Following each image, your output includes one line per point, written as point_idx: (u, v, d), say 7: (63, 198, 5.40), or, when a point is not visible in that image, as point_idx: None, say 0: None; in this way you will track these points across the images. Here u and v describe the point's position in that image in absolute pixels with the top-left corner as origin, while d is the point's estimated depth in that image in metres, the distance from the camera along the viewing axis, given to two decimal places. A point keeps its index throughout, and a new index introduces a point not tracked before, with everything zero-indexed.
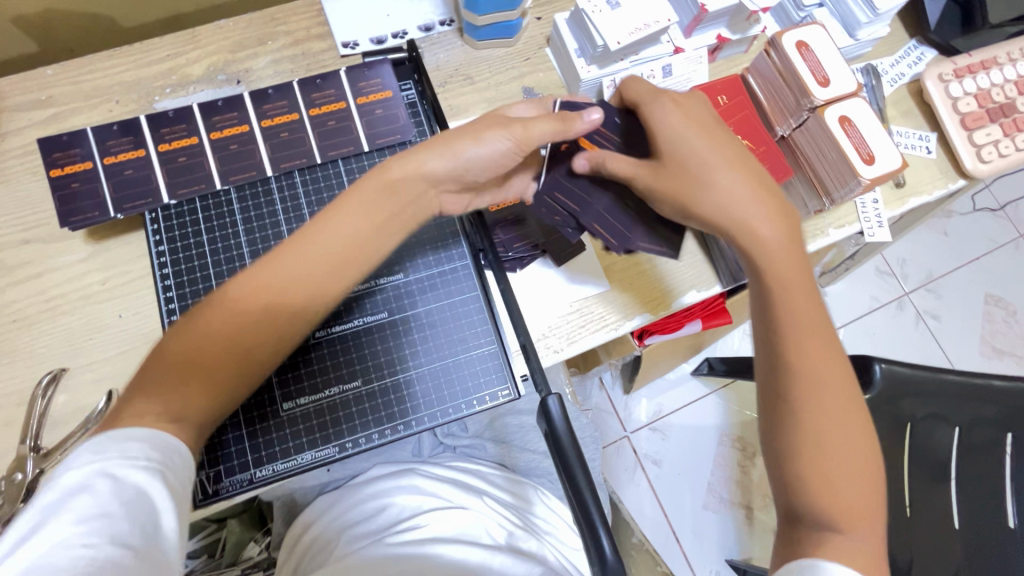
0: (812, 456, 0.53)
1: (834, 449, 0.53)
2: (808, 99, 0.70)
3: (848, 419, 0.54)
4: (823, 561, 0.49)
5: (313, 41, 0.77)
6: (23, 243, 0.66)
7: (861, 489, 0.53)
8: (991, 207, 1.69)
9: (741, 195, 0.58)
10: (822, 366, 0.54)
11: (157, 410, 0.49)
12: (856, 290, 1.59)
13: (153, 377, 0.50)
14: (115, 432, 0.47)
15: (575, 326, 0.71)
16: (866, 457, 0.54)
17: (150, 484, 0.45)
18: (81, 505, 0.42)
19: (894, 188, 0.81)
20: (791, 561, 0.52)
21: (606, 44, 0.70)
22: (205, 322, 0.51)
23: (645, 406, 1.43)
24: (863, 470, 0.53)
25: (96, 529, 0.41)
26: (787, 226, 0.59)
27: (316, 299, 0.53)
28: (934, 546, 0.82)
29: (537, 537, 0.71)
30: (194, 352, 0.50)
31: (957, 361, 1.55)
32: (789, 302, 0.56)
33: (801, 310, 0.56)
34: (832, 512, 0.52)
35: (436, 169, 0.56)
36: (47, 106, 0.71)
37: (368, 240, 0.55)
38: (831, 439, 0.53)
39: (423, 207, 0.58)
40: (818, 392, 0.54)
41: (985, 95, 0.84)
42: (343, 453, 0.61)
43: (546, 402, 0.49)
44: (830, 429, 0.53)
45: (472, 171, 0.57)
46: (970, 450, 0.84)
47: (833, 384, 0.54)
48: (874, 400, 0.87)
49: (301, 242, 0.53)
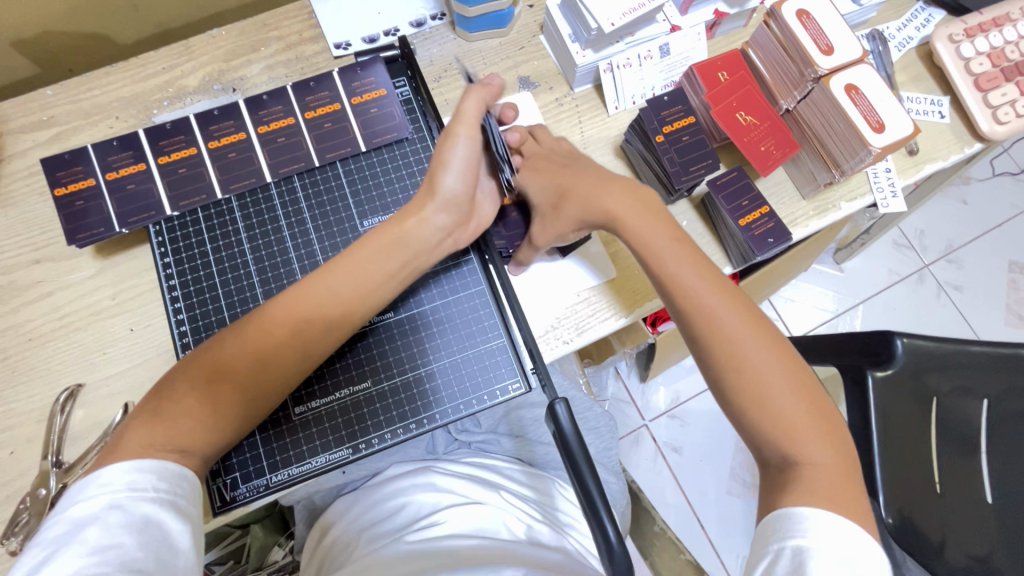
0: (751, 406, 0.55)
1: (761, 373, 0.55)
2: (812, 68, 0.68)
3: (775, 357, 0.56)
4: (796, 509, 0.50)
5: (305, 45, 0.77)
6: (35, 262, 0.67)
7: (806, 409, 0.54)
8: (1012, 171, 1.64)
9: (611, 191, 0.64)
10: (740, 329, 0.56)
11: (160, 440, 0.49)
12: (874, 265, 1.55)
13: (165, 410, 0.50)
14: (121, 461, 0.47)
15: (582, 317, 0.70)
16: (794, 369, 0.56)
17: (158, 515, 0.46)
18: (93, 536, 0.43)
19: (906, 155, 0.79)
20: (768, 514, 0.53)
21: (599, 26, 0.69)
22: (217, 355, 0.52)
23: (663, 394, 1.42)
24: (797, 385, 0.55)
25: (109, 558, 0.43)
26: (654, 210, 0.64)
27: (317, 329, 0.54)
28: (972, 527, 0.78)
29: (559, 532, 0.71)
30: (207, 387, 0.51)
31: (982, 331, 1.51)
32: (675, 270, 0.60)
33: (705, 298, 0.58)
34: (779, 441, 0.54)
35: (435, 212, 0.58)
36: (50, 126, 0.71)
37: (385, 284, 0.57)
38: (765, 388, 0.54)
39: (428, 253, 0.59)
40: (723, 330, 0.56)
41: (999, 54, 0.81)
42: (356, 454, 0.61)
43: (555, 406, 0.48)
44: (752, 358, 0.55)
45: (465, 194, 0.60)
46: (1003, 420, 0.81)
47: (754, 341, 0.56)
48: (897, 375, 0.84)
49: (320, 274, 0.55)
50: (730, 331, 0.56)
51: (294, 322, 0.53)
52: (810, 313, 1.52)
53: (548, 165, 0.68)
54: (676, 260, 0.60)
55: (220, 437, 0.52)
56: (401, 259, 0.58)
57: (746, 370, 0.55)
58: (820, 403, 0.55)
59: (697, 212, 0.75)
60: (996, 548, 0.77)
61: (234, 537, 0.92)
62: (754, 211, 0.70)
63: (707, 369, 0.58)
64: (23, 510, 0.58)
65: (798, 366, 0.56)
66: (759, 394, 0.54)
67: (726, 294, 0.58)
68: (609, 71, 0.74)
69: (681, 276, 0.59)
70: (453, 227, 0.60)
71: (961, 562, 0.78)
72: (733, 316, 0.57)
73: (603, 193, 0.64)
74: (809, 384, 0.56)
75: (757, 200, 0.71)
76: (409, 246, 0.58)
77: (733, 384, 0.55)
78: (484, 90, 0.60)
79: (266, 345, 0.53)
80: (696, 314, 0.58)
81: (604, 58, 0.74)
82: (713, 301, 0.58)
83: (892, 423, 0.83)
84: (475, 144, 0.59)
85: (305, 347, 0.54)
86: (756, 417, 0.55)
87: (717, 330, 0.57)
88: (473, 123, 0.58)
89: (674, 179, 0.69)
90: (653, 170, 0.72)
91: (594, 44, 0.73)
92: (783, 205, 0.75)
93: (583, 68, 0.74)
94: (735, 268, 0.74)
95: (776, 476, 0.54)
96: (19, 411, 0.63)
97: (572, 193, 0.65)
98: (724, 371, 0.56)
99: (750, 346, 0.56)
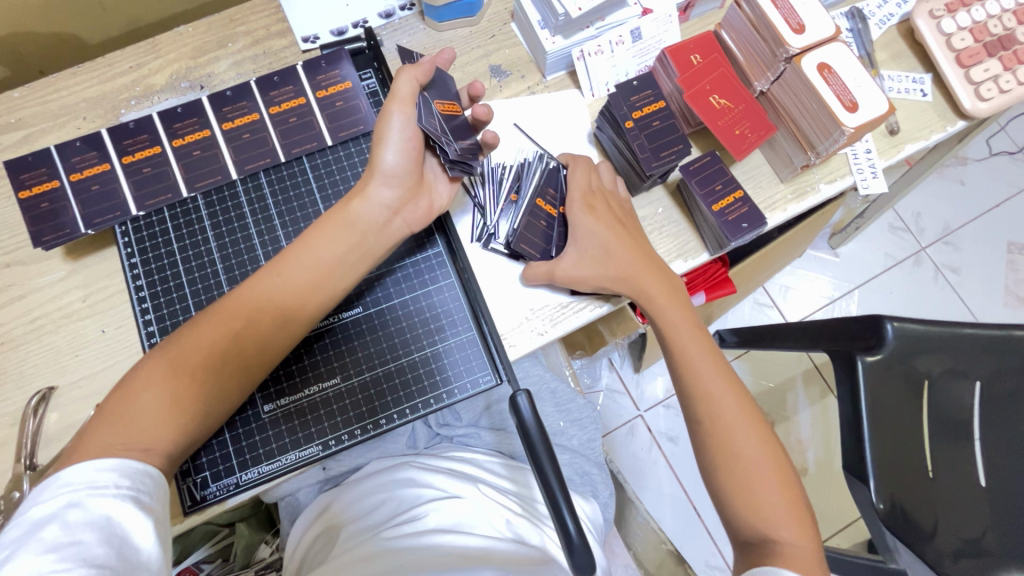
0: (737, 492, 0.58)
1: (747, 458, 0.59)
2: (783, 48, 0.66)
3: (765, 446, 0.59)
4: (781, 569, 0.52)
5: (273, 39, 0.76)
6: (5, 266, 0.67)
7: (784, 497, 0.57)
8: (1009, 150, 1.61)
9: (636, 265, 0.65)
10: (740, 422, 0.60)
11: (119, 440, 0.49)
12: (869, 249, 1.53)
13: (124, 406, 0.50)
14: (84, 460, 0.47)
15: (556, 308, 0.69)
16: (778, 460, 0.59)
17: (120, 512, 0.46)
18: (51, 535, 0.44)
19: (887, 135, 0.77)
20: (746, 569, 0.55)
21: (567, 11, 0.68)
22: (172, 350, 0.52)
23: (662, 383, 1.41)
24: (781, 476, 0.58)
25: (70, 555, 0.43)
26: (674, 287, 0.66)
27: (277, 320, 0.55)
28: (962, 507, 0.78)
29: (538, 526, 0.70)
30: (166, 382, 0.51)
31: (979, 313, 1.49)
32: (684, 350, 0.64)
33: (713, 386, 0.62)
34: (757, 526, 0.57)
35: (379, 189, 0.59)
36: (17, 128, 0.71)
37: (336, 264, 0.58)
38: (752, 477, 0.58)
39: (380, 233, 0.60)
40: (720, 409, 0.60)
41: (982, 28, 0.79)
42: (327, 451, 0.61)
43: (517, 398, 0.48)
44: (743, 442, 0.59)
45: (407, 168, 0.60)
46: (992, 402, 0.80)
47: (751, 433, 0.60)
48: (886, 360, 0.81)
49: (276, 267, 0.56)
50: (730, 421, 0.60)
51: (250, 314, 0.54)
52: (807, 299, 1.50)
53: (603, 210, 0.67)
54: (692, 349, 0.64)
55: (184, 433, 0.52)
56: (352, 240, 0.58)
57: (733, 451, 0.59)
58: (801, 500, 0.58)
59: (671, 198, 0.74)
60: (988, 530, 0.77)
61: (221, 535, 0.92)
62: (728, 195, 0.69)
63: (701, 448, 0.61)
64: None
65: (785, 464, 0.60)
66: (746, 482, 0.58)
67: (734, 387, 0.62)
68: (582, 59, 0.74)
69: (695, 362, 0.63)
70: (399, 204, 0.60)
71: (952, 546, 0.77)
72: (735, 408, 0.61)
73: (637, 272, 0.65)
74: (793, 482, 0.59)
75: (731, 183, 0.70)
76: (359, 226, 0.59)
77: (723, 470, 0.59)
78: (414, 68, 0.60)
79: (223, 337, 0.53)
80: (702, 401, 0.62)
81: (575, 45, 0.73)
82: (721, 389, 0.62)
83: (885, 409, 0.80)
84: (412, 119, 0.59)
85: (264, 340, 0.55)
86: (732, 493, 0.58)
87: (718, 418, 0.60)
88: (407, 99, 0.58)
89: (643, 164, 0.67)
90: (623, 155, 0.71)
91: (564, 30, 0.72)
92: (760, 189, 0.74)
93: (554, 54, 0.73)
94: (712, 254, 0.73)
95: (750, 552, 0.57)
96: None
97: (618, 253, 0.65)
98: (717, 457, 0.60)
99: (744, 438, 0.59)
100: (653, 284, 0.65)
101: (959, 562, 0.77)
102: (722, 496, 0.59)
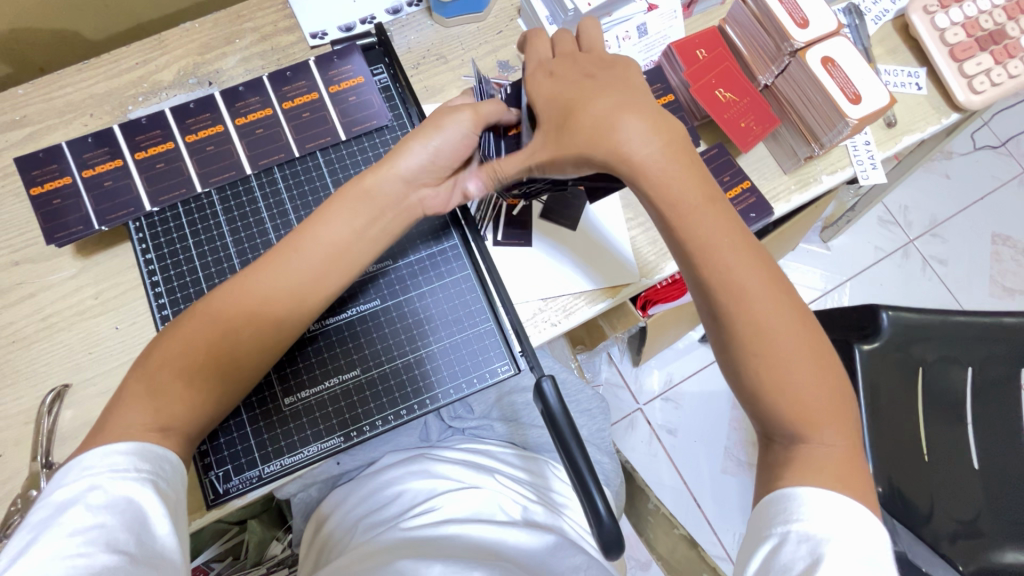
0: (774, 390, 0.48)
1: (777, 347, 0.48)
2: (788, 42, 0.68)
3: (797, 332, 0.49)
4: (797, 493, 0.46)
5: (280, 35, 0.76)
6: (15, 264, 0.66)
7: (822, 389, 0.48)
8: (993, 144, 1.65)
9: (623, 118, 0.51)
10: (769, 304, 0.49)
11: (140, 421, 0.49)
12: (859, 243, 1.56)
13: (142, 387, 0.50)
14: (104, 444, 0.47)
15: (569, 299, 0.70)
16: (815, 344, 0.49)
17: (140, 495, 0.46)
18: (74, 519, 0.43)
19: (885, 128, 0.79)
20: (763, 500, 0.48)
21: (577, 7, 0.70)
22: (188, 332, 0.52)
23: (656, 376, 1.43)
24: (818, 361, 0.49)
25: (92, 539, 0.43)
26: (672, 143, 0.51)
27: (293, 305, 0.54)
28: (958, 488, 0.80)
29: (553, 512, 0.71)
30: (182, 363, 0.51)
31: (967, 303, 1.53)
32: (695, 224, 0.49)
33: (731, 263, 0.49)
34: (797, 424, 0.48)
35: (409, 162, 0.57)
36: (23, 126, 0.70)
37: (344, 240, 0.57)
38: (790, 372, 0.48)
39: (401, 209, 0.58)
40: (742, 290, 0.48)
41: (973, 23, 0.82)
42: (349, 442, 0.62)
43: (541, 384, 0.50)
44: (774, 324, 0.48)
45: (449, 158, 0.58)
46: (983, 386, 0.83)
47: (783, 317, 0.48)
48: (882, 348, 0.83)
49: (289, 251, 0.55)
50: (757, 307, 0.48)
51: (267, 302, 0.54)
52: (799, 291, 1.53)
53: (569, 74, 0.55)
54: (706, 223, 0.49)
55: (202, 411, 0.52)
56: (371, 214, 0.57)
57: (763, 339, 0.48)
58: (843, 388, 0.50)
59: None
60: (982, 511, 0.79)
61: (232, 534, 0.92)
62: (735, 187, 0.72)
63: (723, 341, 0.50)
64: (15, 512, 0.58)
65: (826, 350, 0.50)
66: (781, 375, 0.48)
67: (755, 261, 0.49)
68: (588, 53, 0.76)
69: (712, 241, 0.49)
70: (420, 183, 0.59)
71: (948, 527, 0.79)
72: (763, 287, 0.49)
73: (616, 121, 0.51)
74: (836, 369, 0.50)
75: (738, 174, 0.73)
76: (379, 200, 0.57)
77: (754, 365, 0.48)
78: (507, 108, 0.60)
79: (236, 315, 0.53)
80: (725, 289, 0.49)
81: None
82: (740, 268, 0.49)
83: (882, 394, 0.83)
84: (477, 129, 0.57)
85: (277, 318, 0.54)
86: (764, 387, 0.48)
87: (743, 306, 0.48)
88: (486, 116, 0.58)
89: None
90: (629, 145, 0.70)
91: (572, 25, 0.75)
92: (764, 180, 0.75)
93: None
94: None
95: (770, 465, 0.50)
96: (6, 414, 0.62)
97: (583, 107, 0.52)
98: (746, 350, 0.48)
99: (778, 322, 0.48)
100: (640, 143, 0.50)
101: (956, 543, 0.79)
102: (752, 396, 0.49)
